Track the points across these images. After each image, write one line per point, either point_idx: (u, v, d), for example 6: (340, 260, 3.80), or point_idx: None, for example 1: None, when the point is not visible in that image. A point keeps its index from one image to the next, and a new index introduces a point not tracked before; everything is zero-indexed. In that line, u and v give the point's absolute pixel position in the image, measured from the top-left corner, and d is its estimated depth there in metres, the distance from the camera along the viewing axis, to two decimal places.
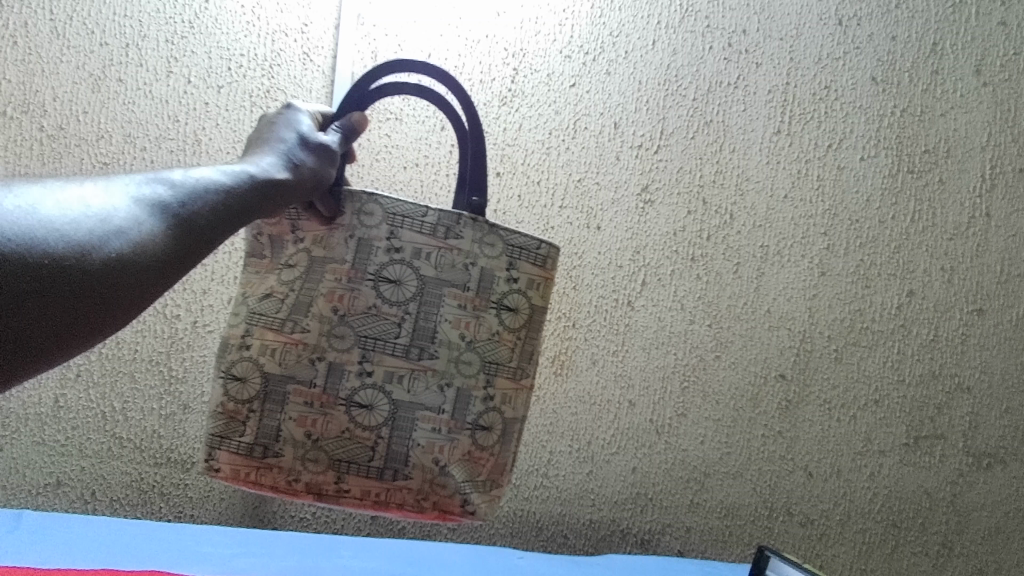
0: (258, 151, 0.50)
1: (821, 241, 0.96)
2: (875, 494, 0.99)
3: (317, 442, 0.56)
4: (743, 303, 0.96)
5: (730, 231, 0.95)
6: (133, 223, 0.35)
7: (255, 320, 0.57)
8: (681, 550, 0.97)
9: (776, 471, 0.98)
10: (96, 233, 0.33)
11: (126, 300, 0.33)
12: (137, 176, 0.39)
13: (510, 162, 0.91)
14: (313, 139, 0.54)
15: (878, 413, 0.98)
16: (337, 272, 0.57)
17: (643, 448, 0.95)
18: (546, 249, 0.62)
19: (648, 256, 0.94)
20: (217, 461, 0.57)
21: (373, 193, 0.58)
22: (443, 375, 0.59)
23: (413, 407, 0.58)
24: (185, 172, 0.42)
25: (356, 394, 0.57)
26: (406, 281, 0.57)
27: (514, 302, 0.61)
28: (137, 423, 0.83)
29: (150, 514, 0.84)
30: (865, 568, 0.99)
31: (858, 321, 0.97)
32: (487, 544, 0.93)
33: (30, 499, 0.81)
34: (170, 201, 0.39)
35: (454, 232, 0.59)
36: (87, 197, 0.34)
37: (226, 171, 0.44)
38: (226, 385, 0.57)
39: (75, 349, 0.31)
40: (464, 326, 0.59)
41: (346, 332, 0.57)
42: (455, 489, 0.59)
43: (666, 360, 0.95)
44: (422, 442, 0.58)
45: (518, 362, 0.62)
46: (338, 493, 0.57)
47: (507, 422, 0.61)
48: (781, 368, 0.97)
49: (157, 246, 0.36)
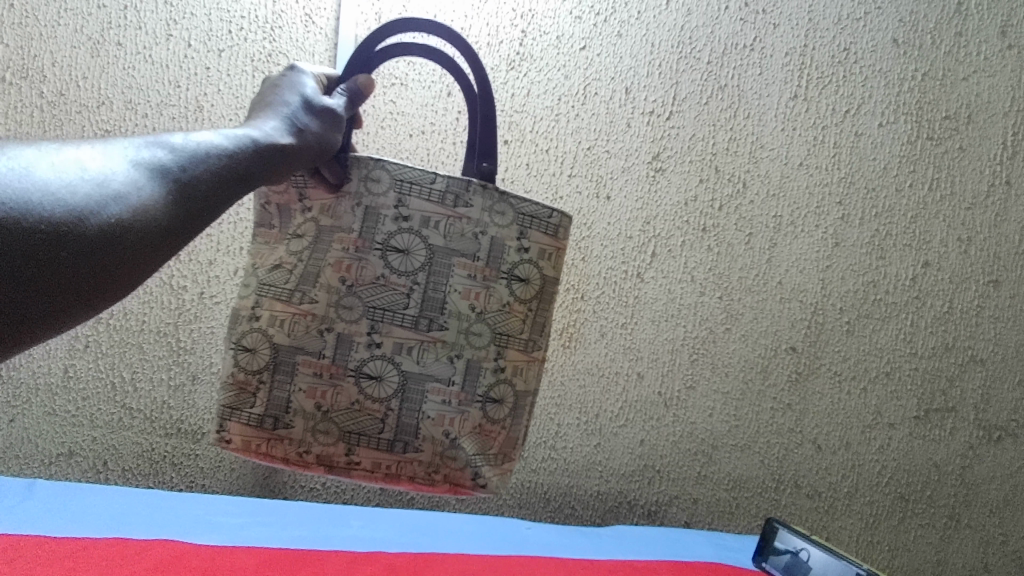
0: (261, 115, 0.49)
1: (835, 211, 0.94)
2: (884, 467, 0.98)
3: (327, 414, 0.56)
4: (754, 274, 0.94)
5: (743, 200, 0.93)
6: (132, 188, 0.34)
7: (264, 292, 0.57)
8: (688, 521, 0.97)
9: (784, 443, 0.97)
10: (94, 198, 0.32)
11: (124, 267, 0.33)
12: (136, 139, 0.38)
13: (518, 130, 0.89)
14: (318, 102, 0.53)
15: (890, 385, 0.97)
16: (345, 241, 0.56)
17: (652, 420, 0.95)
18: (558, 217, 0.61)
19: (659, 226, 0.92)
20: (229, 432, 0.57)
21: (380, 158, 0.56)
22: (452, 347, 0.58)
23: (423, 378, 0.57)
24: (186, 135, 0.41)
25: (366, 365, 0.56)
26: (415, 250, 0.57)
27: (525, 273, 0.60)
28: (147, 394, 0.83)
29: (162, 484, 0.85)
30: (871, 540, 1.00)
31: (871, 292, 0.96)
32: (495, 515, 0.93)
33: (43, 468, 0.82)
34: (170, 165, 0.38)
35: (463, 200, 0.57)
36: (84, 160, 0.33)
37: (228, 135, 0.43)
38: (236, 356, 0.57)
39: (75, 315, 0.31)
40: (474, 297, 0.58)
41: (355, 303, 0.56)
42: (466, 462, 0.59)
43: (676, 332, 0.94)
44: (432, 414, 0.58)
45: (530, 334, 0.61)
46: (349, 465, 0.57)
47: (519, 395, 0.61)
48: (793, 340, 0.96)
49: (158, 211, 0.35)
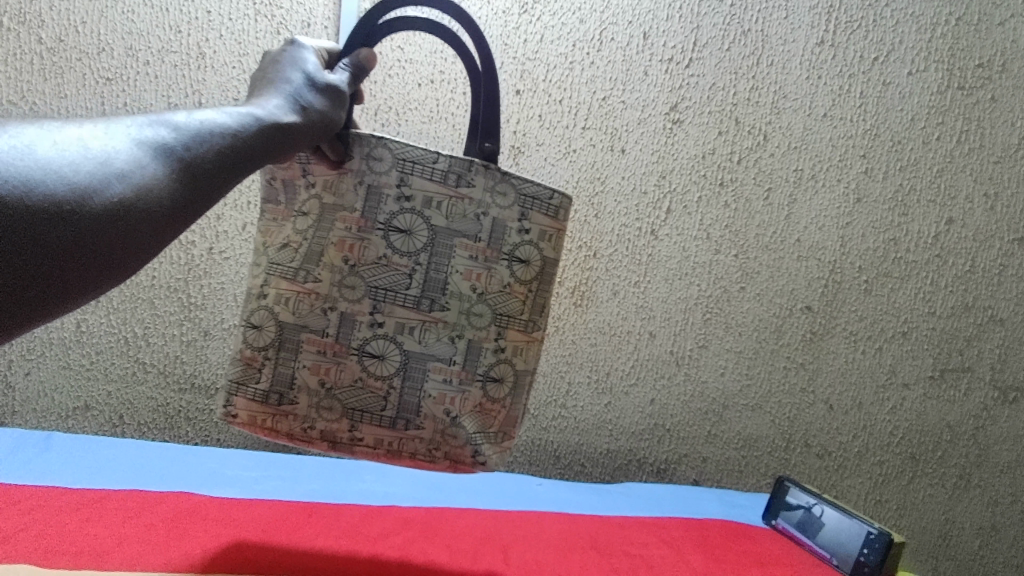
0: (263, 93, 0.47)
1: (859, 163, 0.91)
2: (895, 428, 0.98)
3: (331, 390, 0.56)
4: (772, 232, 0.92)
5: (763, 153, 0.90)
6: (136, 166, 0.33)
7: (272, 269, 0.56)
8: (696, 479, 0.98)
9: (796, 403, 0.97)
10: (97, 176, 0.31)
11: (131, 250, 0.32)
12: (138, 117, 0.36)
13: (531, 78, 0.86)
14: (320, 79, 0.51)
15: (906, 345, 0.96)
16: (348, 221, 0.55)
17: (663, 379, 0.95)
18: (559, 199, 0.60)
19: (675, 180, 0.90)
20: (234, 407, 0.56)
21: (382, 136, 0.55)
22: (453, 327, 0.58)
23: (424, 358, 0.57)
24: (189, 114, 0.39)
25: (368, 344, 0.56)
26: (417, 231, 0.56)
27: (525, 254, 0.59)
28: (160, 349, 0.84)
29: (177, 438, 0.86)
30: (879, 499, 1.00)
31: (891, 250, 0.94)
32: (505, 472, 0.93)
33: (61, 422, 0.83)
34: (174, 145, 0.36)
35: (465, 180, 0.56)
36: (86, 138, 0.32)
37: (231, 113, 0.42)
38: (244, 333, 0.56)
39: (84, 296, 0.30)
40: (475, 278, 0.58)
41: (358, 283, 0.55)
42: (466, 440, 0.59)
43: (689, 291, 0.93)
44: (433, 392, 0.58)
45: (530, 315, 0.60)
46: (352, 441, 0.57)
47: (519, 373, 0.61)
48: (808, 300, 0.94)
49: (163, 191, 0.34)
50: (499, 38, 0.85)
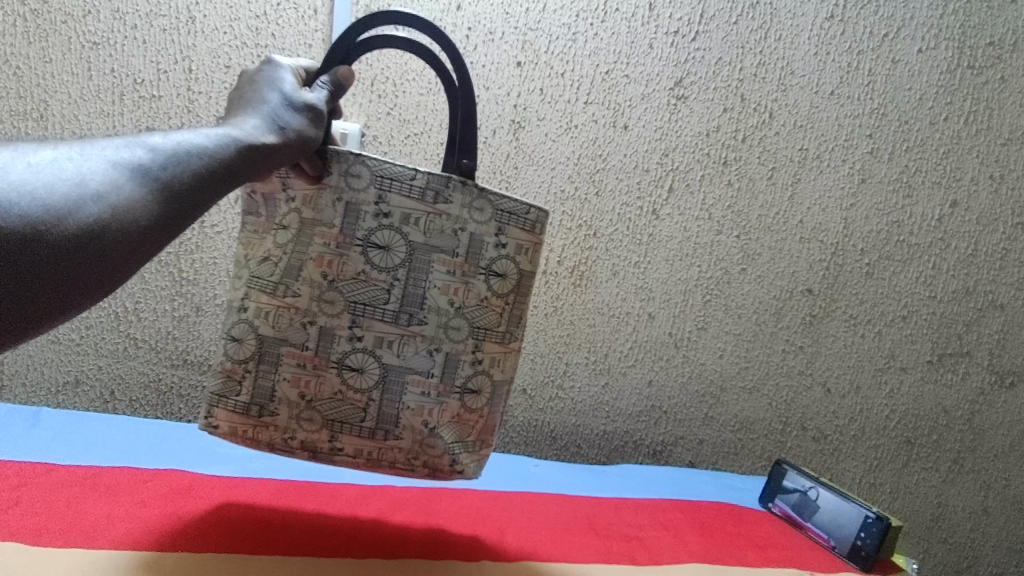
0: (242, 114, 0.48)
1: (866, 143, 0.90)
2: (892, 411, 0.98)
3: (311, 402, 0.58)
4: (774, 212, 0.91)
5: (768, 131, 0.89)
6: (112, 187, 0.35)
7: (254, 283, 0.58)
8: (692, 461, 0.98)
9: (793, 386, 0.97)
10: (71, 198, 0.32)
11: (105, 267, 0.33)
12: (117, 139, 0.38)
13: (532, 50, 0.84)
14: (298, 99, 0.51)
15: (905, 329, 0.96)
16: (326, 236, 0.56)
17: (661, 361, 0.94)
18: (536, 213, 0.60)
19: (678, 159, 0.88)
20: (216, 418, 0.58)
21: (361, 153, 0.56)
22: (431, 341, 0.59)
23: (403, 371, 0.59)
24: (166, 135, 0.40)
25: (347, 357, 0.58)
26: (395, 247, 0.57)
27: (502, 268, 0.60)
28: (151, 324, 0.82)
29: (170, 415, 0.85)
30: (874, 482, 1.00)
31: (894, 232, 0.93)
32: (501, 452, 0.93)
33: (51, 397, 0.82)
34: (150, 166, 0.37)
35: (443, 196, 0.57)
36: (62, 161, 0.34)
37: (208, 134, 0.42)
38: (225, 345, 0.58)
39: (62, 312, 0.32)
40: (453, 292, 0.59)
41: (337, 298, 0.57)
42: (443, 450, 0.60)
43: (689, 273, 0.92)
44: (411, 404, 0.59)
45: (507, 327, 0.61)
46: (332, 451, 0.59)
47: (498, 383, 0.62)
48: (809, 283, 0.93)
49: (138, 211, 0.35)
50: (500, 6, 0.83)
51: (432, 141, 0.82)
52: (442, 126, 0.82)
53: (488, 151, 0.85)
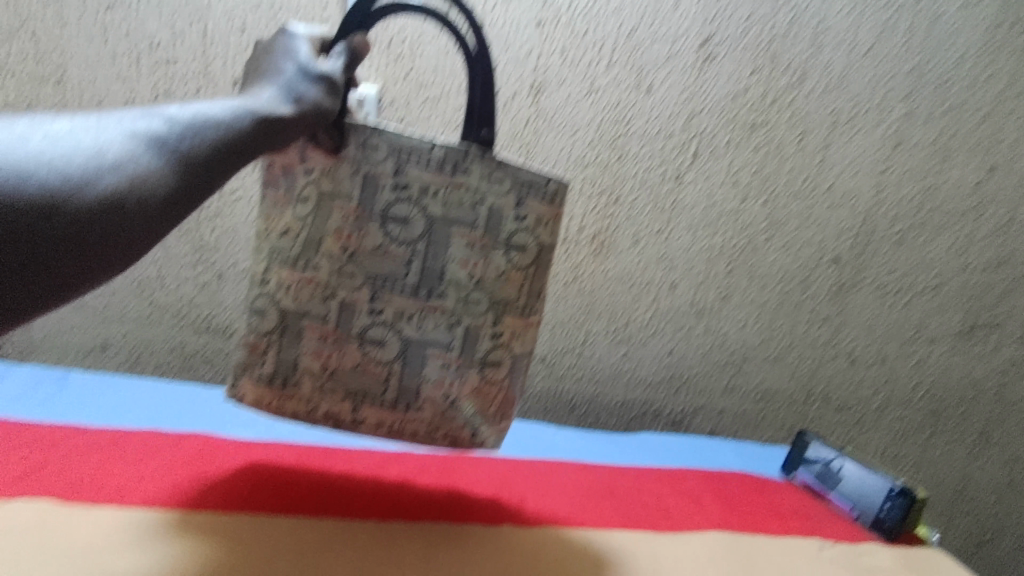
0: (258, 85, 0.47)
1: (901, 106, 0.87)
2: (919, 383, 0.98)
3: (333, 374, 0.59)
4: (803, 178, 0.88)
5: (799, 93, 0.85)
6: (129, 158, 0.34)
7: (274, 257, 0.57)
8: (712, 431, 0.97)
9: (817, 357, 0.95)
10: (88, 167, 0.32)
11: (125, 237, 0.33)
12: (133, 110, 0.37)
13: (554, 9, 0.80)
14: (314, 68, 0.49)
15: (935, 299, 0.94)
16: (345, 210, 0.56)
17: (682, 331, 0.93)
18: (557, 184, 0.57)
19: (704, 122, 0.85)
20: (242, 389, 0.60)
21: (377, 125, 0.54)
22: (451, 314, 0.59)
23: (423, 344, 0.59)
24: (183, 106, 0.39)
25: (368, 331, 0.58)
26: (413, 220, 0.56)
27: (521, 241, 0.58)
28: (175, 291, 0.83)
29: (197, 379, 0.87)
30: (897, 453, 1.01)
31: (929, 199, 0.90)
32: (520, 419, 0.93)
33: (82, 360, 0.84)
34: (167, 136, 0.37)
35: (462, 167, 0.55)
36: (79, 130, 0.33)
37: (224, 105, 0.42)
38: (248, 318, 0.59)
39: (84, 283, 0.32)
40: (471, 266, 0.58)
41: (356, 272, 0.57)
42: (463, 422, 0.61)
43: (713, 241, 0.90)
44: (432, 376, 0.60)
45: (528, 300, 0.59)
46: (355, 422, 0.60)
47: (518, 357, 0.60)
48: (837, 252, 0.91)
49: (156, 181, 0.35)
50: None
51: (450, 104, 0.81)
52: (461, 89, 0.80)
53: (507, 116, 0.83)
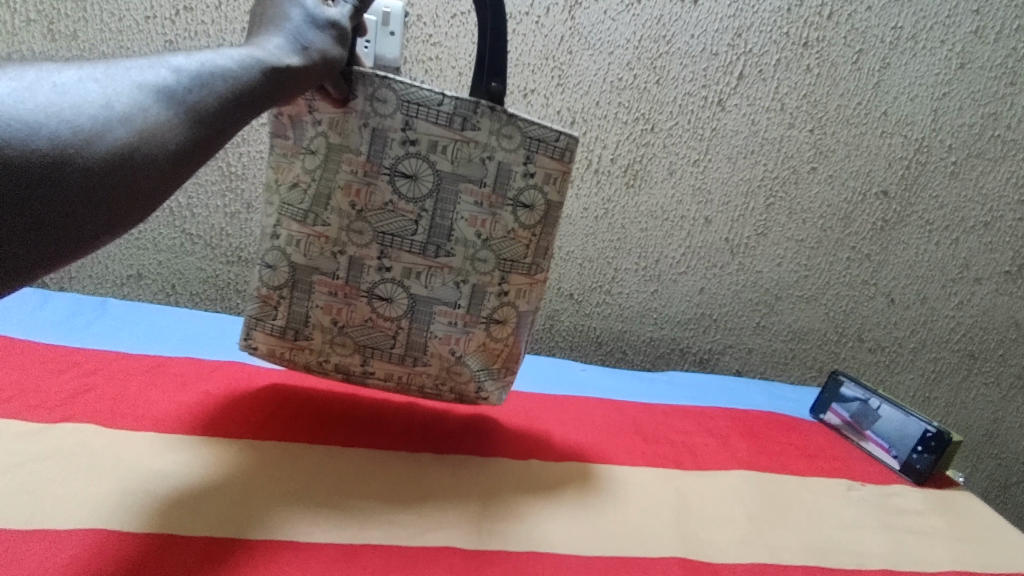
0: (264, 32, 0.43)
1: (970, 21, 0.81)
2: (958, 324, 0.94)
3: (343, 328, 0.57)
4: (856, 103, 0.83)
5: (859, 6, 0.79)
6: (138, 110, 0.32)
7: (284, 211, 0.55)
8: (739, 370, 0.96)
9: (855, 296, 0.92)
10: (98, 120, 0.29)
11: (138, 195, 0.31)
12: (139, 59, 0.35)
13: None
14: (321, 15, 0.46)
15: (985, 237, 0.90)
16: (353, 164, 0.53)
17: (715, 268, 0.90)
18: (567, 140, 0.55)
19: (752, 40, 0.80)
20: (254, 340, 0.58)
21: (387, 75, 0.51)
22: (458, 272, 0.56)
23: (430, 302, 0.57)
24: (188, 55, 0.37)
25: (377, 287, 0.56)
26: (422, 176, 0.54)
27: (530, 199, 0.55)
28: (204, 220, 0.82)
29: (227, 310, 0.87)
30: (928, 396, 0.98)
31: (989, 126, 0.85)
32: (546, 355, 0.92)
33: (116, 289, 0.84)
34: (175, 88, 0.34)
35: (471, 122, 0.53)
36: (87, 79, 0.30)
37: (231, 55, 0.39)
38: (260, 272, 0.57)
39: (97, 241, 0.30)
40: (480, 224, 0.55)
41: (365, 228, 0.54)
42: (470, 377, 0.60)
43: (753, 172, 0.85)
44: (439, 333, 0.58)
45: (534, 258, 0.58)
46: (364, 375, 0.59)
47: (523, 314, 0.59)
48: (885, 184, 0.87)
49: (167, 134, 0.33)
50: None
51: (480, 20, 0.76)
52: None
53: (540, 32, 0.78)
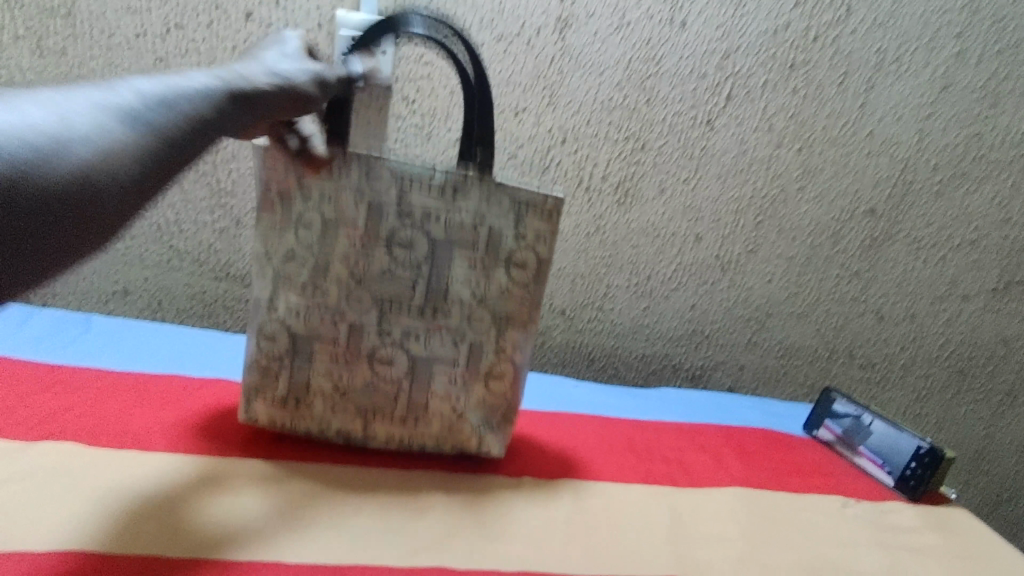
0: (237, 64, 0.45)
1: (952, 44, 0.82)
2: (947, 340, 0.95)
3: (344, 394, 0.58)
4: (842, 123, 0.84)
5: (844, 29, 0.81)
6: (99, 130, 0.33)
7: (280, 280, 0.56)
8: (731, 386, 0.96)
9: (845, 313, 0.93)
10: (57, 139, 0.31)
11: (100, 212, 0.33)
12: (105, 83, 0.36)
13: None
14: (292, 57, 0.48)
15: (972, 255, 0.91)
16: (349, 236, 0.54)
17: (706, 285, 0.90)
18: (559, 198, 0.54)
19: (739, 61, 0.81)
20: (254, 412, 0.58)
21: (379, 153, 0.52)
22: (456, 332, 0.57)
23: (431, 362, 0.57)
24: (156, 80, 0.38)
25: (377, 351, 0.57)
26: (418, 245, 0.54)
27: (524, 258, 0.55)
28: (194, 237, 0.82)
29: (216, 326, 0.87)
30: (919, 412, 0.99)
31: (973, 146, 0.86)
32: (538, 371, 0.92)
33: (103, 305, 0.84)
34: (139, 108, 0.36)
35: (463, 191, 0.53)
36: (47, 103, 0.32)
37: (198, 79, 0.40)
38: (258, 341, 0.57)
39: (64, 258, 0.32)
40: (475, 285, 0.56)
41: (364, 296, 0.56)
42: (470, 432, 0.59)
43: (743, 190, 0.86)
44: (439, 392, 0.58)
45: (529, 314, 0.57)
46: (365, 438, 0.59)
47: (520, 368, 0.58)
48: (872, 203, 0.88)
49: (128, 152, 0.34)
50: None
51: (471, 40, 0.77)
52: (483, 24, 0.77)
53: (531, 52, 0.79)
